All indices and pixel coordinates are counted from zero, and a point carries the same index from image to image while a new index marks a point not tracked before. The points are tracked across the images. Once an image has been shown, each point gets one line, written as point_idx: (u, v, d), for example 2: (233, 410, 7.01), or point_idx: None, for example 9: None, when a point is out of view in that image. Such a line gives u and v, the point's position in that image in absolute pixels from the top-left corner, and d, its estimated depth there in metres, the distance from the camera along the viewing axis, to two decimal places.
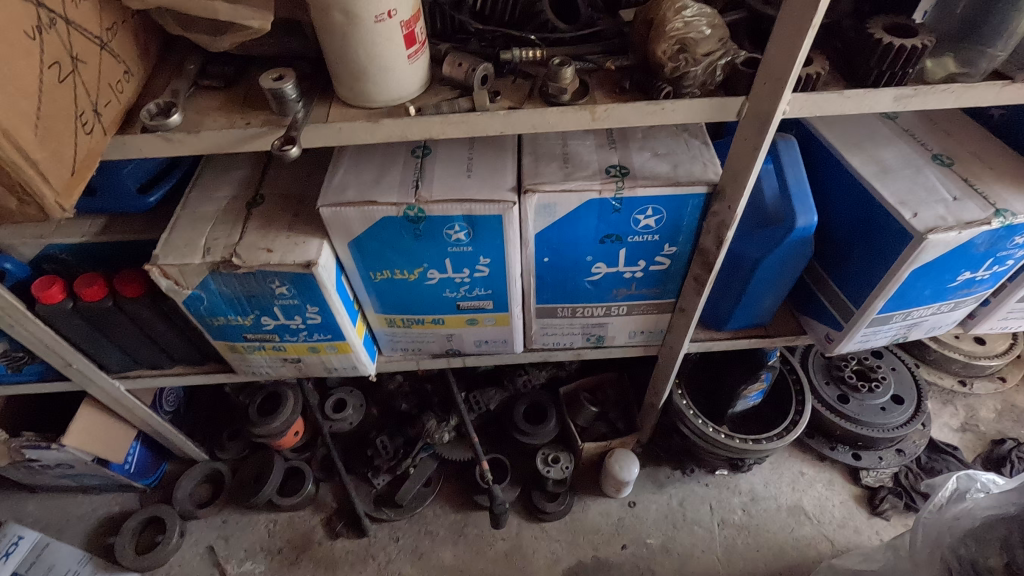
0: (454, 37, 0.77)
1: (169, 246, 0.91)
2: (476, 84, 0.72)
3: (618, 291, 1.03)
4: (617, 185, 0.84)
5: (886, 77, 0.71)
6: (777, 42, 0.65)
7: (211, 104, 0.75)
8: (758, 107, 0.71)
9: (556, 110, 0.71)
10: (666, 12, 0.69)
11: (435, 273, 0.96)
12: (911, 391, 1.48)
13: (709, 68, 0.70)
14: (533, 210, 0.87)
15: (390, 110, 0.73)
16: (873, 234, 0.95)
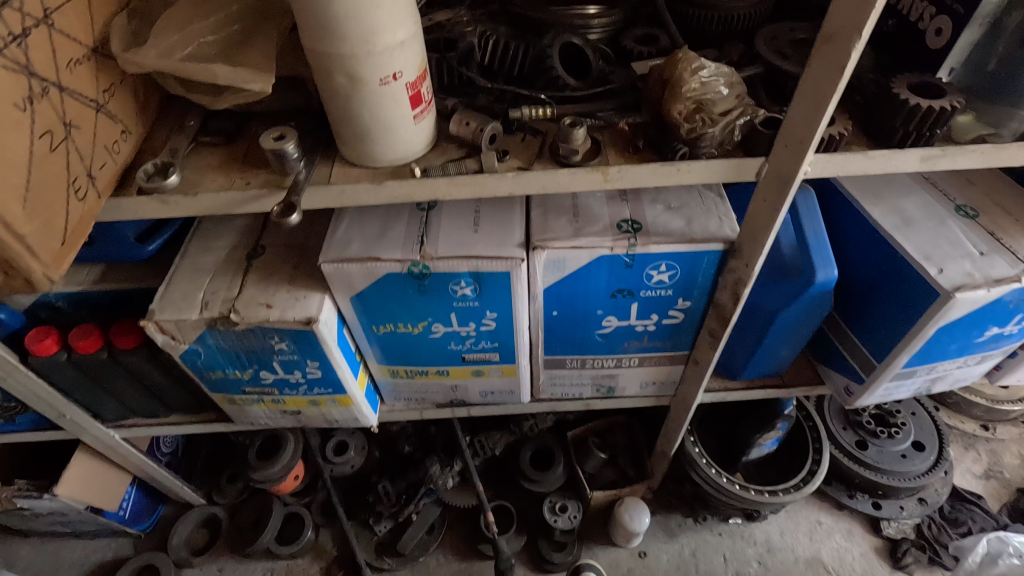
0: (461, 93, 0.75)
1: (166, 300, 0.88)
2: (484, 144, 0.69)
3: (630, 343, 0.99)
4: (629, 241, 0.81)
5: (912, 138, 0.68)
6: (799, 106, 0.62)
7: (210, 162, 0.73)
8: (778, 169, 0.68)
9: (568, 171, 0.68)
10: (682, 72, 0.66)
11: (439, 327, 0.93)
12: (933, 437, 1.43)
13: (727, 128, 0.68)
14: (542, 266, 0.84)
15: (395, 169, 0.71)
16: (895, 289, 0.92)
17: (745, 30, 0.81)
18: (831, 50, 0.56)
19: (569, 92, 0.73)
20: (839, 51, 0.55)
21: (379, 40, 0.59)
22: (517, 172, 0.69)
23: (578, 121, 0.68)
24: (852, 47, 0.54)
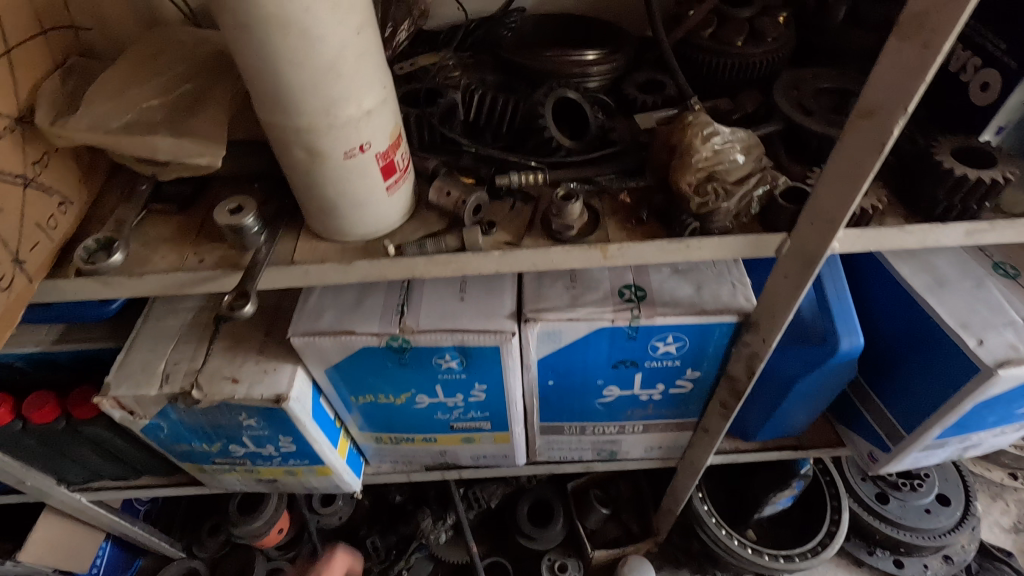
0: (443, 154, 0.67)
1: (124, 372, 0.80)
2: (466, 216, 0.61)
3: (633, 411, 0.91)
4: (632, 312, 0.73)
5: (956, 211, 0.59)
6: (829, 183, 0.53)
7: (162, 234, 0.65)
8: (802, 248, 0.59)
9: (561, 249, 0.60)
10: (693, 140, 0.58)
11: (424, 397, 0.84)
12: (959, 490, 1.32)
13: (743, 201, 0.59)
14: (535, 339, 0.75)
15: (367, 245, 0.63)
16: (927, 357, 0.83)
17: (762, 78, 0.72)
18: (869, 126, 0.48)
19: (563, 154, 0.65)
20: (880, 128, 0.47)
21: (343, 111, 0.51)
22: (504, 249, 0.61)
23: (572, 192, 0.60)
24: (894, 126, 0.46)
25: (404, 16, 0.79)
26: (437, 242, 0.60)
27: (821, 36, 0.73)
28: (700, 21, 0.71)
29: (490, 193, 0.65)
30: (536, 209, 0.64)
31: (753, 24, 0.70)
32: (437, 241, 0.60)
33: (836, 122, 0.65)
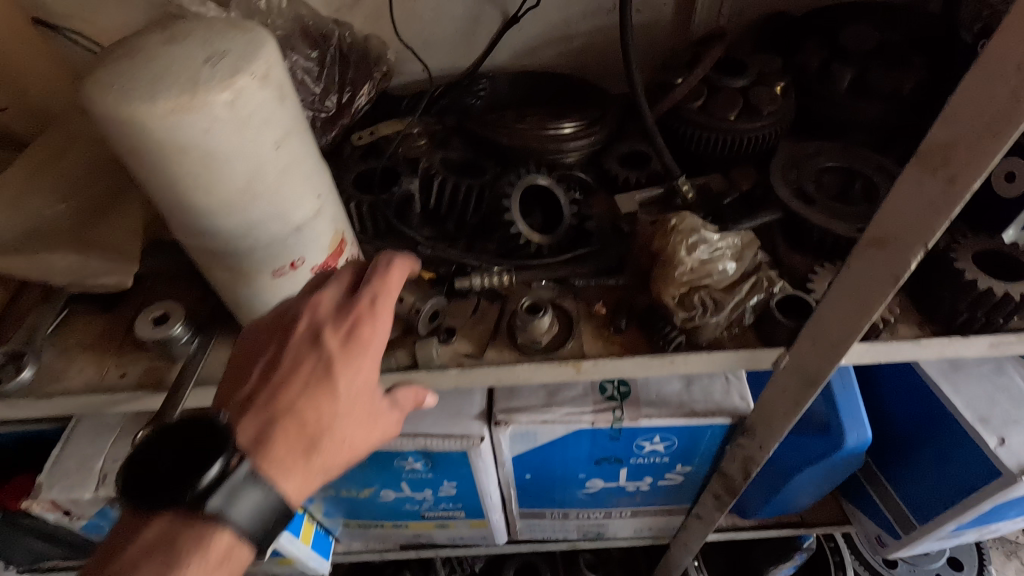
0: (399, 246, 0.60)
1: (57, 470, 0.72)
2: (420, 326, 0.54)
3: (620, 499, 0.83)
4: (615, 413, 0.66)
5: (979, 324, 0.52)
6: (834, 307, 0.46)
7: (84, 339, 0.58)
8: (803, 366, 0.52)
9: (527, 365, 0.53)
10: (675, 249, 0.50)
11: (389, 492, 0.77)
12: (972, 553, 1.24)
13: (734, 311, 0.53)
14: (507, 440, 0.68)
15: None
16: (940, 449, 0.75)
17: (757, 154, 0.64)
18: (881, 256, 0.40)
19: (533, 252, 0.58)
20: (893, 260, 0.40)
21: (265, 228, 0.43)
22: (463, 364, 0.54)
23: (540, 303, 0.53)
24: (911, 261, 0.39)
25: (365, 80, 0.73)
26: (386, 359, 0.53)
27: (820, 103, 0.64)
28: (687, 93, 0.63)
29: (451, 295, 0.58)
30: (502, 313, 0.57)
31: (746, 96, 0.63)
32: (385, 357, 0.53)
33: (840, 212, 0.57)
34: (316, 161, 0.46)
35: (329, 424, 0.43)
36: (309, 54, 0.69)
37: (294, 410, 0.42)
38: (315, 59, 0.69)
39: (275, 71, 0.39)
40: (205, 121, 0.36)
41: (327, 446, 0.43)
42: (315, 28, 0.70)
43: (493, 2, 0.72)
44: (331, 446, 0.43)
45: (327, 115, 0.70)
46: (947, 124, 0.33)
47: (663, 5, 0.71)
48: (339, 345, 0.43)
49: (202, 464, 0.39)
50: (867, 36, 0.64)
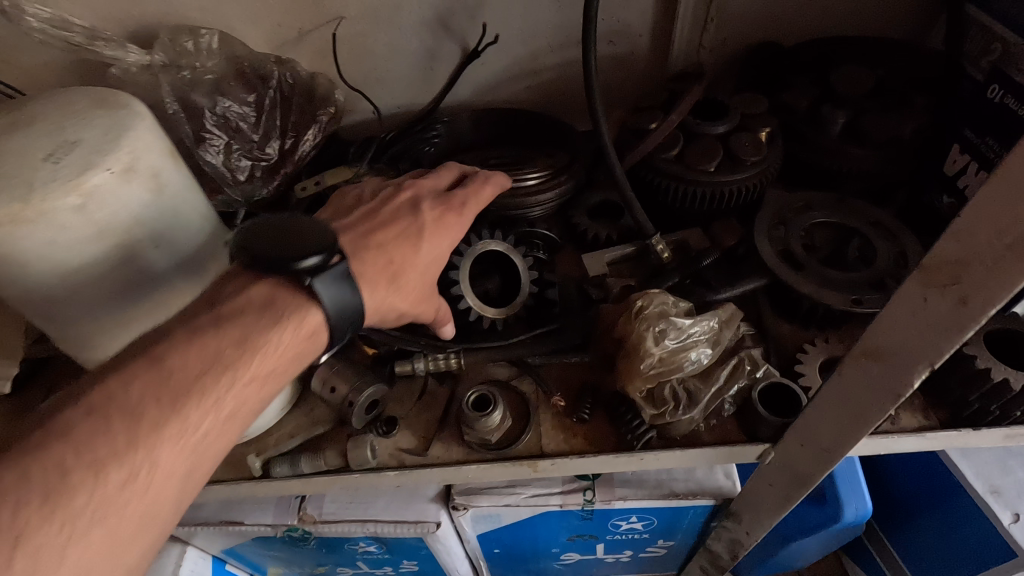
0: None
1: None
2: (353, 420, 0.48)
3: (599, 568, 0.77)
4: (585, 495, 0.59)
5: (992, 416, 0.45)
6: (823, 412, 0.39)
7: None
8: (791, 465, 0.45)
9: (476, 465, 0.47)
10: (639, 338, 0.44)
11: (345, 570, 0.71)
12: None
13: (710, 403, 0.46)
14: (468, 521, 0.62)
15: (234, 453, 0.49)
16: (948, 518, 0.69)
17: (742, 206, 0.58)
18: (875, 370, 0.34)
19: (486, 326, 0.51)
20: (891, 377, 0.33)
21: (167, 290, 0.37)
22: (404, 462, 0.48)
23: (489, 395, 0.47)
24: (913, 381, 0.32)
25: (310, 123, 0.66)
26: (312, 460, 0.47)
27: (812, 152, 0.58)
28: (661, 140, 0.56)
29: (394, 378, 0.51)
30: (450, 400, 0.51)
31: (728, 143, 0.56)
32: (312, 458, 0.47)
33: (833, 279, 0.51)
34: (223, 256, 0.41)
35: (424, 243, 0.43)
36: (247, 100, 0.63)
37: (391, 255, 0.42)
38: (253, 104, 0.63)
39: (153, 167, 0.33)
40: (51, 234, 0.30)
41: (400, 304, 0.43)
42: (252, 68, 0.63)
43: (451, 35, 0.65)
44: (416, 288, 0.43)
45: (268, 165, 0.64)
46: (960, 238, 0.26)
47: (638, 36, 0.64)
48: (440, 214, 0.45)
49: (308, 245, 0.36)
50: (861, 78, 0.57)
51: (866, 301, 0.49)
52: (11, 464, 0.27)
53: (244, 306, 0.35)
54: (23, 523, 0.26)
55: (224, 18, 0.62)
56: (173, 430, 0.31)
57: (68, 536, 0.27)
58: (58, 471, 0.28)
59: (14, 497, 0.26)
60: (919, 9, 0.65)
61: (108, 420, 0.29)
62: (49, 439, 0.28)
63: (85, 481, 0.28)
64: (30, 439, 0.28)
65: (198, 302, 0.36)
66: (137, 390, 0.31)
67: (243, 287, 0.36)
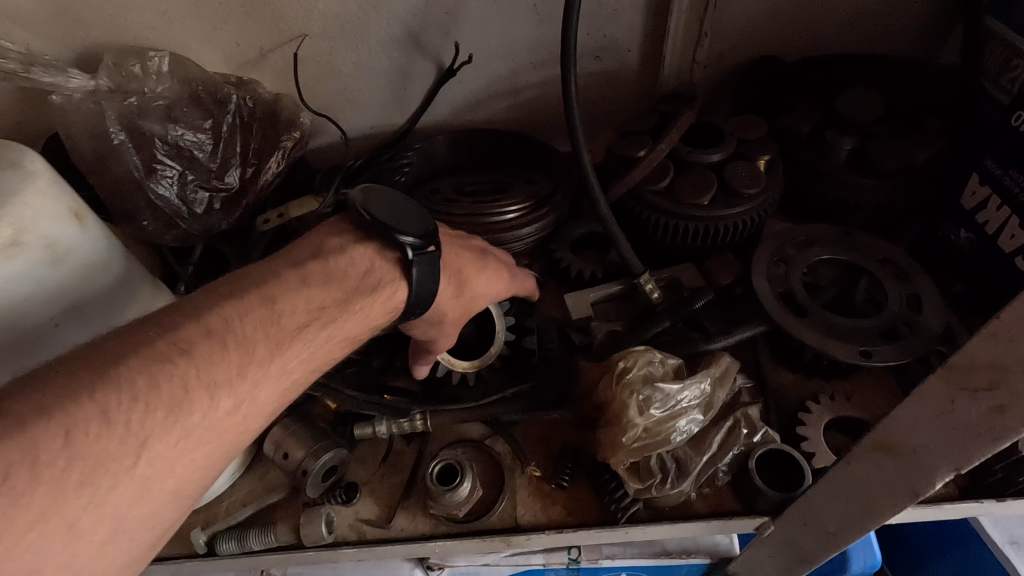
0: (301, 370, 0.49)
1: None
2: (309, 490, 0.43)
3: None
4: (568, 554, 0.54)
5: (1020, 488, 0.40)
6: (832, 496, 0.35)
7: None
8: (793, 542, 0.41)
9: (444, 540, 0.42)
10: (621, 409, 0.39)
11: None
12: None
13: (701, 473, 0.42)
14: None
15: (180, 524, 0.45)
16: (963, 567, 0.64)
17: (739, 241, 0.53)
18: (893, 465, 0.29)
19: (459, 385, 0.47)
20: (911, 475, 0.28)
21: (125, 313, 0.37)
22: (365, 535, 0.43)
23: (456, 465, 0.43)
24: (936, 483, 0.27)
25: (273, 150, 0.62)
26: (261, 536, 0.42)
27: (813, 180, 0.54)
28: (650, 171, 0.52)
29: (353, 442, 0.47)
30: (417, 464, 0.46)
31: (722, 173, 0.51)
32: (261, 534, 0.42)
33: (838, 327, 0.46)
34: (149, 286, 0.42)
35: (481, 273, 0.42)
36: (202, 126, 0.58)
37: (459, 266, 0.40)
38: (209, 130, 0.59)
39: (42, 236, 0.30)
40: None
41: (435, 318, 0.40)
42: (208, 92, 0.58)
43: (424, 52, 0.60)
44: (451, 313, 0.41)
45: (228, 195, 0.59)
46: (1001, 339, 0.21)
47: (626, 52, 0.59)
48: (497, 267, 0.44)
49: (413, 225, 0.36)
50: (868, 100, 0.52)
51: (876, 352, 0.44)
52: (139, 366, 0.25)
53: (333, 267, 0.35)
54: (147, 429, 0.24)
55: (176, 37, 0.57)
56: (273, 371, 0.29)
57: (179, 451, 0.25)
58: (180, 387, 0.26)
59: (142, 402, 0.24)
60: (932, 19, 0.60)
61: (226, 347, 0.28)
62: (173, 349, 0.26)
63: (202, 401, 0.26)
64: (150, 347, 0.26)
65: (301, 250, 0.35)
66: (251, 322, 0.29)
67: (346, 246, 0.36)
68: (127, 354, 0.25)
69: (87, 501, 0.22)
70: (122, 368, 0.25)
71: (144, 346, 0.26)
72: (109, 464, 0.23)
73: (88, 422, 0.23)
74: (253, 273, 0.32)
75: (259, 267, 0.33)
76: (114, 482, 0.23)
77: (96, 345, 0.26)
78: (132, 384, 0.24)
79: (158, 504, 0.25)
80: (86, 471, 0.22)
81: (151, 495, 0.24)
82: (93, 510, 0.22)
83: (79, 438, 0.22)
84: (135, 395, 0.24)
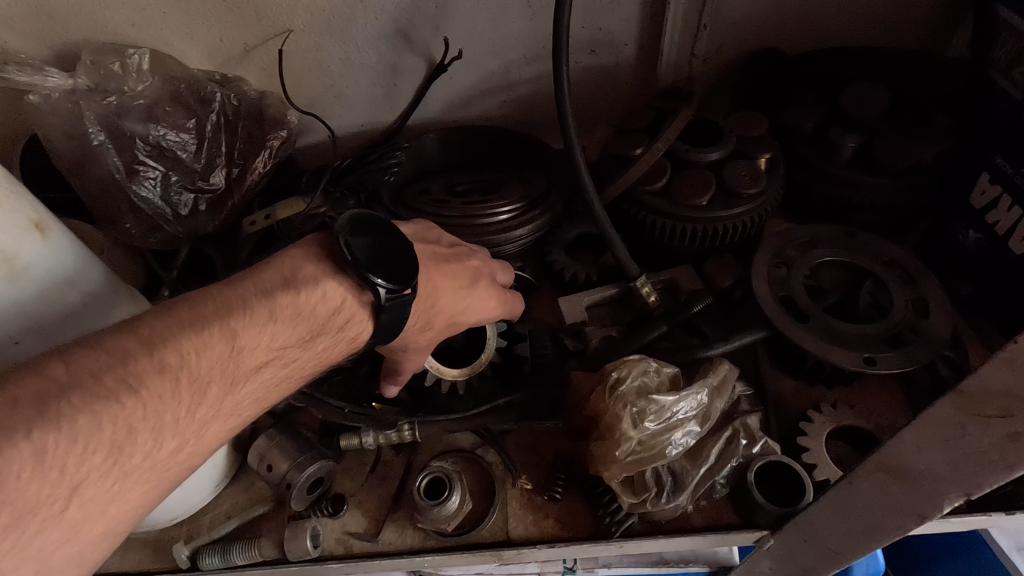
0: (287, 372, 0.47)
1: None
2: (293, 503, 0.42)
3: None
4: (563, 564, 0.53)
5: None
6: (830, 514, 0.33)
7: None
8: (793, 557, 0.39)
9: (433, 555, 0.41)
10: (614, 421, 0.38)
11: None
12: None
13: (698, 486, 0.40)
14: None
15: (162, 536, 0.44)
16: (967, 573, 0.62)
17: (738, 242, 0.51)
18: (897, 488, 0.27)
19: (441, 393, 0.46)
20: (916, 499, 0.27)
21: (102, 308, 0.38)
22: (351, 550, 0.42)
23: (445, 479, 0.41)
24: (943, 508, 0.26)
25: (259, 150, 0.60)
26: (246, 551, 0.41)
27: (816, 178, 0.52)
28: (646, 170, 0.50)
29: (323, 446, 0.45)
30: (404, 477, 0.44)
31: (721, 173, 0.50)
32: (244, 548, 0.41)
33: (839, 334, 0.44)
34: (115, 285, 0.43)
35: (463, 303, 0.41)
36: (185, 126, 0.57)
37: (435, 298, 0.39)
38: (193, 130, 0.57)
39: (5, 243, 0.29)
40: None
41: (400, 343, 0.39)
42: (191, 91, 0.57)
43: (413, 48, 0.58)
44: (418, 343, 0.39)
45: (214, 196, 0.58)
46: (1015, 365, 0.20)
47: (623, 46, 0.57)
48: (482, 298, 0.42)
49: (391, 268, 0.34)
50: (873, 96, 0.50)
51: (880, 360, 0.43)
52: (83, 404, 0.23)
53: (303, 296, 0.32)
54: (83, 473, 0.22)
55: (156, 34, 0.55)
56: (223, 410, 0.28)
57: (113, 493, 0.23)
58: (122, 429, 0.24)
59: (82, 444, 0.22)
60: (941, 11, 0.57)
61: (178, 385, 0.26)
62: (122, 385, 0.24)
63: (145, 443, 0.24)
64: (96, 379, 0.24)
65: (272, 271, 0.32)
66: (208, 359, 0.27)
67: (321, 276, 0.33)
68: (71, 385, 0.23)
69: (11, 545, 0.20)
70: (64, 404, 0.22)
71: (91, 379, 0.24)
72: (40, 510, 0.21)
73: (21, 464, 0.21)
74: (218, 297, 0.30)
75: (224, 287, 0.30)
76: (42, 529, 0.21)
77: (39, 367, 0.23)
78: (74, 424, 0.22)
79: (88, 546, 0.23)
80: (13, 515, 0.20)
81: (80, 536, 0.22)
82: (16, 556, 0.20)
83: (9, 482, 0.20)
84: (74, 437, 0.22)
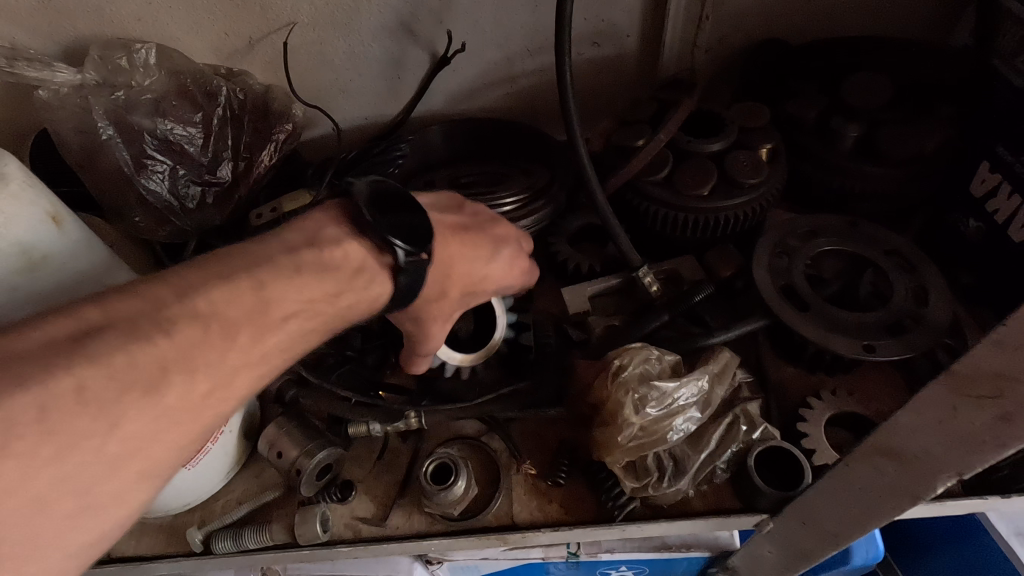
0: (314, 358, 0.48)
1: None
2: (303, 489, 0.43)
3: None
4: (568, 549, 0.54)
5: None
6: (828, 496, 0.34)
7: None
8: (792, 539, 0.40)
9: (441, 538, 0.42)
10: (617, 405, 0.39)
11: None
12: None
13: (700, 469, 0.41)
14: (444, 572, 0.57)
15: (176, 521, 0.45)
16: (966, 559, 0.63)
17: (740, 233, 0.52)
18: (892, 468, 0.28)
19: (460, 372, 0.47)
20: (910, 478, 0.28)
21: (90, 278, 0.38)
22: (360, 534, 0.43)
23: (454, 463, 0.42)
24: (937, 488, 0.27)
25: (265, 143, 0.61)
26: (257, 535, 0.42)
27: (817, 168, 0.52)
28: (648, 160, 0.50)
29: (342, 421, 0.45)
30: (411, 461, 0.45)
31: (723, 163, 0.50)
32: (256, 531, 0.42)
33: (839, 322, 0.45)
34: None
35: (482, 271, 0.41)
36: (193, 120, 0.58)
37: (450, 267, 0.38)
38: (200, 124, 0.58)
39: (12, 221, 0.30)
40: None
41: (417, 313, 0.39)
42: (198, 85, 0.57)
43: (417, 41, 0.59)
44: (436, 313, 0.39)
45: (221, 189, 0.58)
46: (1004, 348, 0.20)
47: (625, 37, 0.58)
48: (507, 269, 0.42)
49: (406, 232, 0.34)
50: (874, 86, 0.51)
51: (880, 348, 0.43)
52: (116, 343, 0.24)
53: (327, 255, 0.33)
54: (118, 406, 0.23)
55: (162, 28, 0.56)
56: (252, 356, 0.28)
57: (150, 430, 0.24)
58: (157, 366, 0.24)
59: (114, 380, 0.23)
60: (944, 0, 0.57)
61: (206, 330, 0.26)
62: (153, 327, 0.25)
63: (179, 382, 0.25)
64: (127, 323, 0.25)
65: (296, 233, 0.33)
66: (235, 308, 0.28)
67: (342, 237, 0.34)
68: (105, 327, 0.24)
69: (48, 475, 0.21)
70: (99, 342, 0.24)
71: (124, 322, 0.25)
72: (76, 441, 0.22)
73: (53, 400, 0.22)
74: (242, 253, 0.30)
75: (242, 247, 0.31)
76: (78, 459, 0.22)
77: (74, 314, 0.25)
78: (108, 360, 0.23)
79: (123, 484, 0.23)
80: (55, 447, 0.22)
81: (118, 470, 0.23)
82: (55, 484, 0.21)
83: (50, 412, 0.22)
84: (108, 373, 0.23)
